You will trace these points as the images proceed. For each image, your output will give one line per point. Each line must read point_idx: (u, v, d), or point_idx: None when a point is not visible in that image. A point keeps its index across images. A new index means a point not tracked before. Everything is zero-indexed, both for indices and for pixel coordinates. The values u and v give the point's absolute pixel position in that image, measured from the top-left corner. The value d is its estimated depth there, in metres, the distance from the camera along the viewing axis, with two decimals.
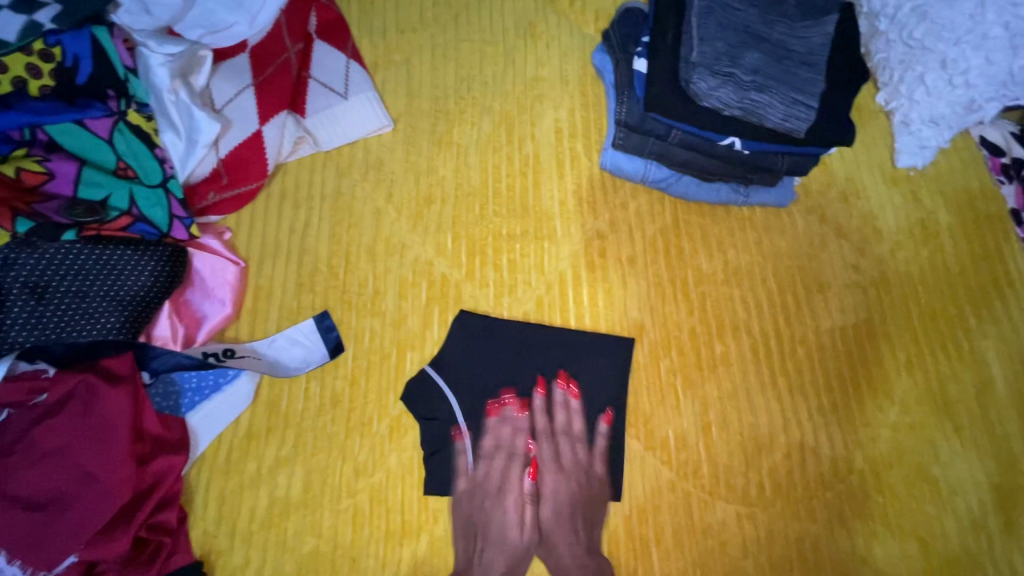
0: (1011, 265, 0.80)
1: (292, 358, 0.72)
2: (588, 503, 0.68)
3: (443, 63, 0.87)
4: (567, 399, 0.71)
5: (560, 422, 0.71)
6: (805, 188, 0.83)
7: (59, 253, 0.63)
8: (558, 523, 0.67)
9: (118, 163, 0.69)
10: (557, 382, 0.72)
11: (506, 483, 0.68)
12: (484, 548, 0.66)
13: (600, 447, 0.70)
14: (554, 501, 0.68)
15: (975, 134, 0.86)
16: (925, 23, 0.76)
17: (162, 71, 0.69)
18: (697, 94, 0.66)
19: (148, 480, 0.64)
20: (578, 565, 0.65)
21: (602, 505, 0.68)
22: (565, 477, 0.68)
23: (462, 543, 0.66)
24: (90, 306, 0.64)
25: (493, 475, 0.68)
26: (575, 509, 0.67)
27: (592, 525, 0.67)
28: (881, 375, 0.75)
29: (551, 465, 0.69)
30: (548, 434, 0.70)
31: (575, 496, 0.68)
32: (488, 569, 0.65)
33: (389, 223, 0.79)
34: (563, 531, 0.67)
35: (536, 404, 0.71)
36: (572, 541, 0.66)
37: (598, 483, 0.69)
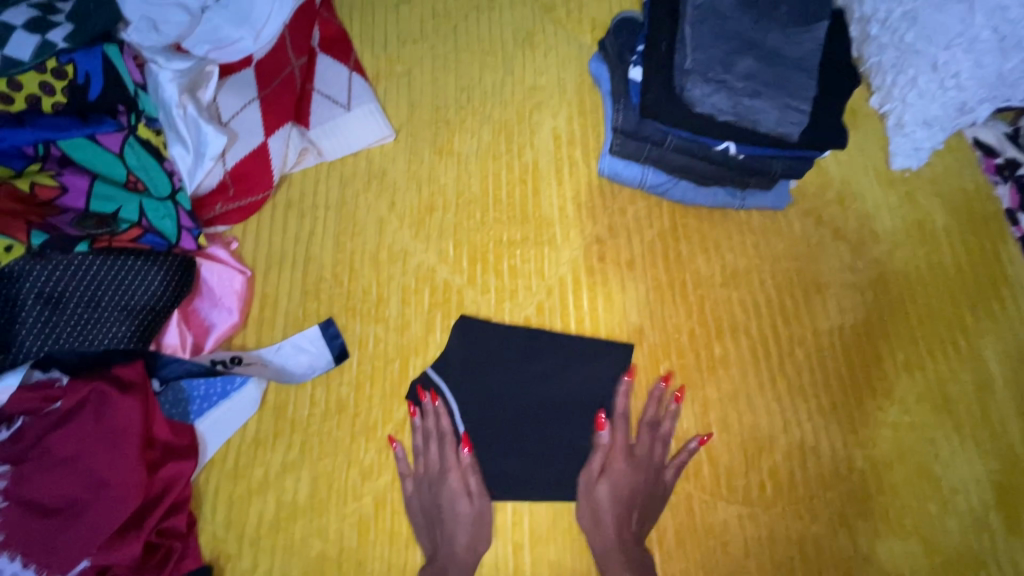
0: (1009, 265, 0.80)
1: (298, 365, 0.74)
2: (647, 494, 0.68)
3: (443, 73, 0.89)
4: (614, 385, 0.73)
5: (650, 412, 0.72)
6: (802, 191, 0.84)
7: (71, 264, 0.64)
8: (614, 505, 0.67)
9: (129, 176, 0.71)
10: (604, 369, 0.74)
11: (445, 462, 0.69)
12: (442, 526, 0.67)
13: (681, 457, 0.70)
14: (615, 484, 0.68)
15: (969, 136, 0.86)
16: (915, 27, 0.78)
17: (171, 87, 0.71)
18: (692, 100, 0.67)
19: (158, 486, 0.65)
20: (620, 549, 0.66)
21: (658, 498, 0.69)
22: (635, 465, 0.69)
23: (424, 527, 0.67)
24: (102, 316, 0.65)
25: (432, 460, 0.69)
26: (632, 491, 0.68)
27: (646, 517, 0.68)
28: (881, 375, 0.75)
29: (625, 449, 0.70)
30: (626, 420, 0.71)
31: (639, 487, 0.68)
32: (453, 545, 0.66)
33: (392, 231, 0.81)
34: (615, 514, 0.67)
35: (623, 387, 0.72)
36: (621, 526, 0.66)
37: (664, 477, 0.69)
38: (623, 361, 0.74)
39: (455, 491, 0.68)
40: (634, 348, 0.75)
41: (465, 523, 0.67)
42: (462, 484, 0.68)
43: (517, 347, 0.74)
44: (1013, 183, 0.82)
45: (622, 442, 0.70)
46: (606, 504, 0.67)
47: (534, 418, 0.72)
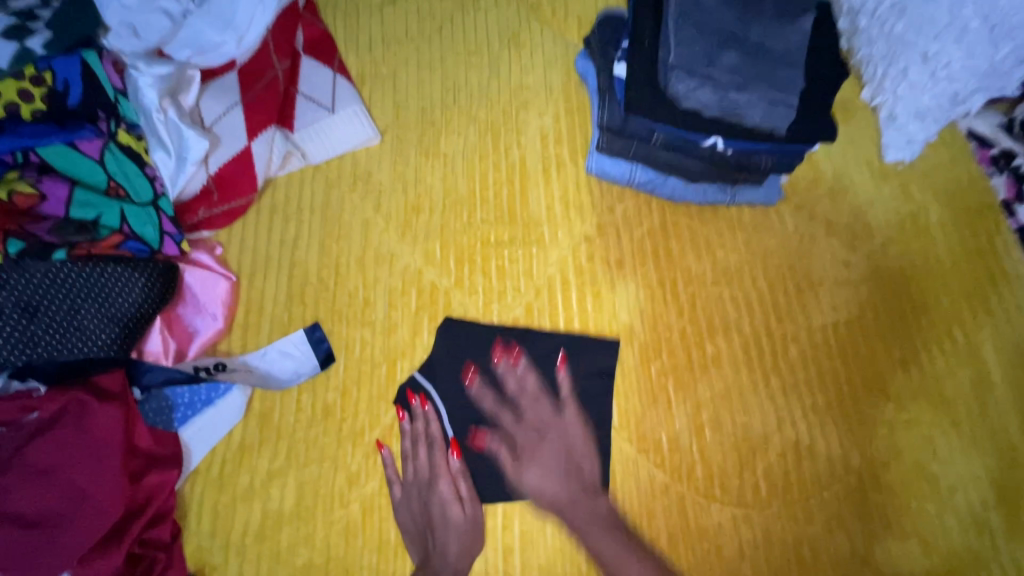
0: (1004, 257, 0.79)
1: (283, 370, 0.73)
2: (570, 451, 0.68)
3: (429, 74, 0.88)
4: (512, 363, 0.72)
5: (513, 387, 0.71)
6: (794, 186, 0.83)
7: (48, 273, 0.63)
8: (554, 482, 0.66)
9: (110, 183, 0.70)
10: (496, 355, 0.73)
11: (435, 469, 0.68)
12: (434, 532, 0.65)
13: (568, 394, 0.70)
14: (538, 463, 0.67)
15: (962, 127, 0.85)
16: (904, 19, 0.77)
17: (150, 92, 0.72)
18: (676, 96, 0.67)
19: (141, 496, 0.64)
20: (585, 510, 0.65)
21: (581, 445, 0.68)
22: (535, 438, 0.68)
23: (415, 533, 0.66)
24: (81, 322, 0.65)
25: (422, 466, 0.68)
26: (558, 458, 0.67)
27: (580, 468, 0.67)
28: (876, 373, 0.74)
29: (519, 437, 0.69)
30: (497, 408, 0.70)
31: (558, 448, 0.67)
32: (444, 552, 0.64)
33: (378, 233, 0.80)
34: (554, 484, 0.66)
35: (471, 388, 0.71)
36: (566, 487, 0.66)
37: (572, 430, 0.69)
38: (613, 361, 0.73)
39: (446, 499, 0.66)
40: (624, 348, 0.74)
41: (455, 531, 0.66)
42: (452, 491, 0.67)
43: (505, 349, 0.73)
44: (1009, 174, 0.81)
45: (515, 426, 0.69)
46: (537, 490, 0.66)
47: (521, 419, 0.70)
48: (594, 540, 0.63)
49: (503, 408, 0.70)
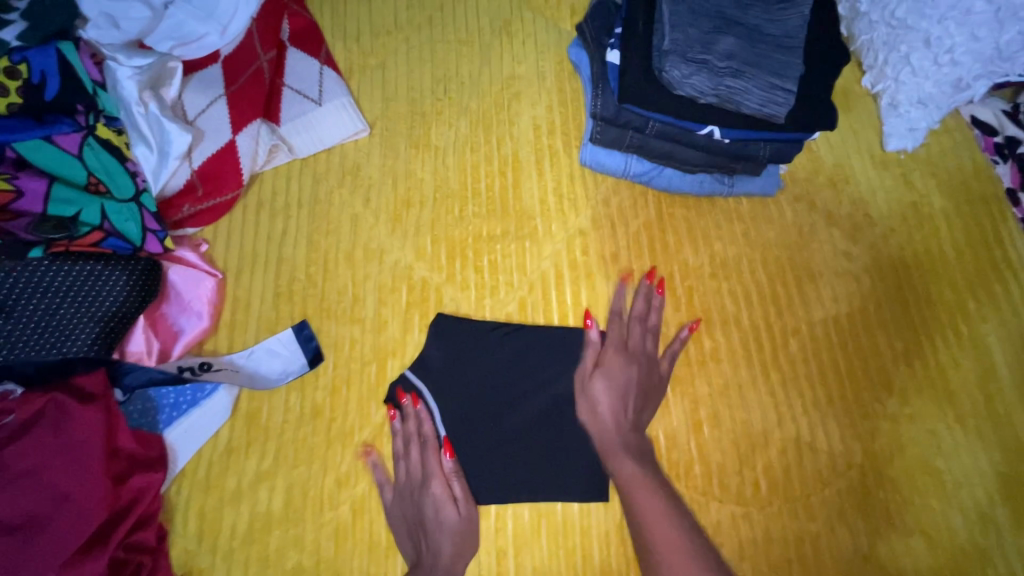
0: (1009, 247, 0.77)
1: (272, 369, 0.71)
2: (644, 388, 0.68)
3: (419, 65, 0.86)
4: (652, 293, 0.73)
5: (638, 309, 0.72)
6: (793, 176, 0.81)
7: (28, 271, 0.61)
8: (610, 397, 0.67)
9: (90, 179, 0.68)
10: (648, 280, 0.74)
11: (429, 469, 0.66)
12: (428, 534, 0.64)
13: (672, 347, 0.71)
14: (610, 376, 0.68)
15: (965, 114, 0.83)
16: (907, 2, 0.74)
17: (129, 84, 0.70)
18: (671, 83, 0.64)
19: (124, 499, 0.62)
20: (620, 433, 0.65)
21: (652, 389, 0.69)
22: (623, 359, 0.69)
23: (410, 532, 0.64)
24: (68, 320, 0.63)
25: (416, 466, 0.66)
26: (632, 387, 0.68)
27: (639, 409, 0.67)
28: (879, 366, 0.72)
29: (615, 344, 0.70)
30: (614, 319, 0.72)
31: (636, 375, 0.69)
32: (437, 555, 0.62)
33: (367, 228, 0.78)
34: (610, 396, 0.67)
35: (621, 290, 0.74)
36: (616, 411, 0.66)
37: (655, 375, 0.69)
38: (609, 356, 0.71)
39: (439, 500, 0.64)
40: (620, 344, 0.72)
41: (450, 534, 0.64)
42: (444, 491, 0.65)
43: (499, 344, 0.71)
44: (1013, 162, 0.79)
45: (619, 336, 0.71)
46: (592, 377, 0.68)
47: (514, 416, 0.68)
48: (619, 462, 0.62)
49: (496, 403, 0.69)
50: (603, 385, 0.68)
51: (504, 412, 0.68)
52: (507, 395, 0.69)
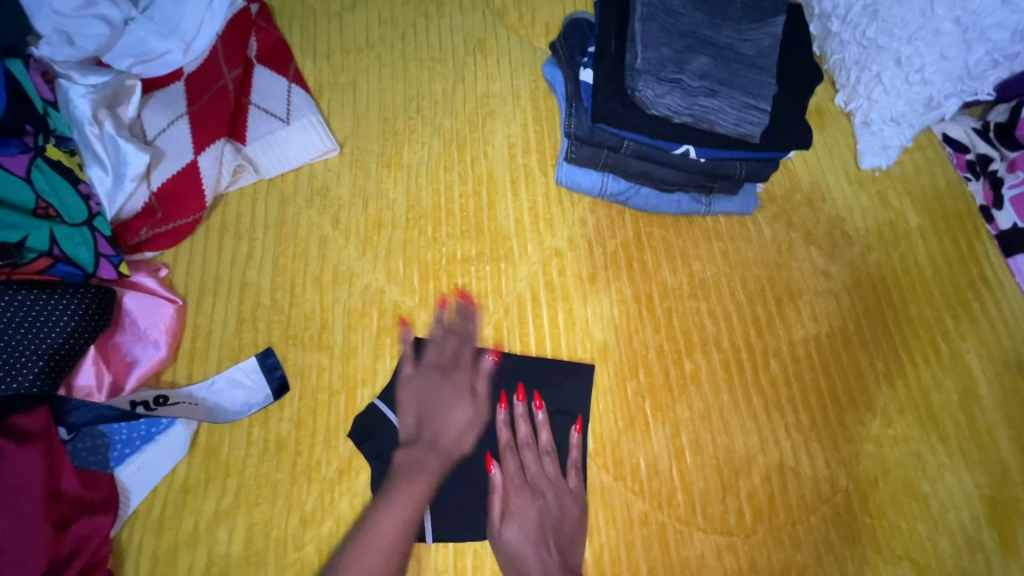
0: (985, 264, 0.77)
1: (233, 401, 0.67)
2: (559, 517, 0.63)
3: (391, 83, 0.84)
4: (531, 410, 0.67)
5: (524, 439, 0.66)
6: (770, 194, 0.80)
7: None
8: (529, 542, 0.62)
9: (38, 202, 0.64)
10: (519, 397, 0.68)
11: (465, 362, 0.69)
12: (431, 420, 0.66)
13: (572, 459, 0.66)
14: (520, 519, 0.63)
15: (937, 131, 0.83)
16: (876, 22, 0.74)
17: (83, 103, 0.68)
18: (645, 102, 0.63)
19: (68, 546, 0.58)
20: None
21: (572, 523, 0.63)
22: (527, 494, 0.64)
23: (412, 414, 0.67)
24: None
25: (451, 356, 0.69)
26: (544, 525, 0.63)
27: (565, 550, 0.62)
28: (861, 386, 0.71)
29: (514, 479, 0.64)
30: (506, 457, 0.65)
31: (544, 512, 0.63)
32: (433, 436, 0.65)
33: (337, 251, 0.75)
34: (526, 548, 0.62)
35: (500, 419, 0.66)
36: (538, 564, 0.61)
37: (567, 501, 0.64)
38: (588, 383, 0.69)
39: (453, 424, 0.66)
40: (598, 368, 0.70)
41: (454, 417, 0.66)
42: (468, 418, 0.66)
43: (471, 372, 0.68)
44: (985, 179, 0.79)
45: (519, 473, 0.65)
46: (460, 406, 0.67)
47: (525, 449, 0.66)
48: None
49: (470, 437, 0.66)
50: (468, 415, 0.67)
51: (481, 446, 0.65)
52: (436, 357, 0.70)
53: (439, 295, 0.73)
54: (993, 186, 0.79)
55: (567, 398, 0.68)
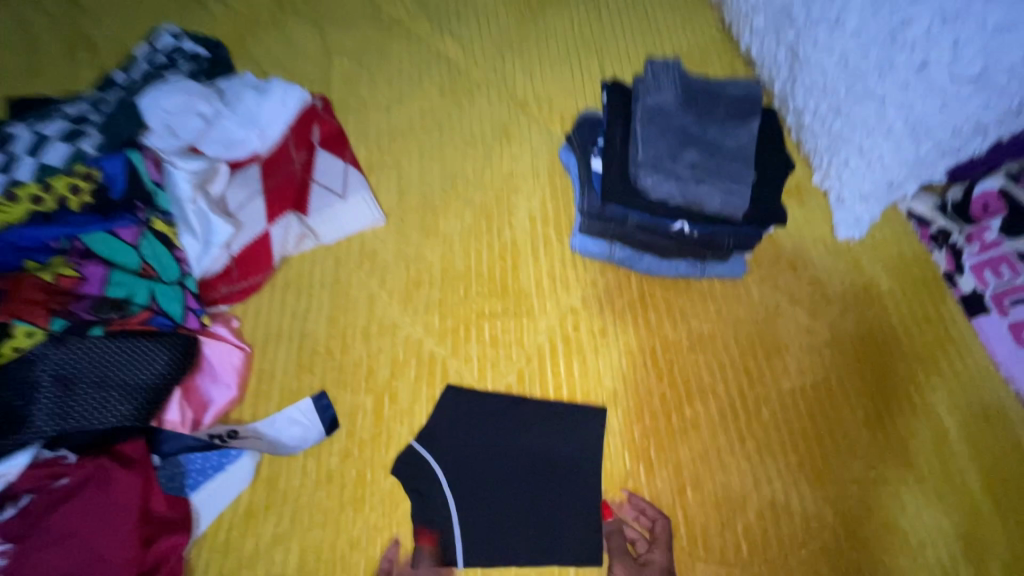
0: (952, 324, 0.87)
1: (291, 436, 0.77)
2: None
3: (430, 163, 0.99)
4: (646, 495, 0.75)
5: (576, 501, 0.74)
6: (758, 260, 0.92)
7: (68, 351, 0.69)
8: None
9: (141, 264, 0.78)
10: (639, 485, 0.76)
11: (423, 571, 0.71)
12: None
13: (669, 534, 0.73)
14: None
15: (903, 208, 0.96)
16: (840, 118, 0.89)
17: (185, 185, 0.81)
18: (645, 188, 0.77)
19: (151, 561, 0.66)
20: None
21: None
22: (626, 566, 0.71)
23: None
24: (85, 399, 0.69)
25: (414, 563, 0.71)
26: None
27: None
28: (842, 432, 0.80)
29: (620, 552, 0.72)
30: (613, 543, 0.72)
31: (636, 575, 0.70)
32: None
33: (382, 306, 0.87)
34: None
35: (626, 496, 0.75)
36: None
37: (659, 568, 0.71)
38: (600, 426, 0.78)
39: None
40: (608, 412, 0.80)
41: None
42: None
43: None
44: (947, 249, 0.91)
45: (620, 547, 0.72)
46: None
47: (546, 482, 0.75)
48: None
49: (496, 472, 0.75)
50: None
51: (507, 480, 0.75)
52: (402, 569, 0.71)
53: (469, 345, 0.84)
54: (954, 256, 0.90)
55: (582, 440, 0.77)
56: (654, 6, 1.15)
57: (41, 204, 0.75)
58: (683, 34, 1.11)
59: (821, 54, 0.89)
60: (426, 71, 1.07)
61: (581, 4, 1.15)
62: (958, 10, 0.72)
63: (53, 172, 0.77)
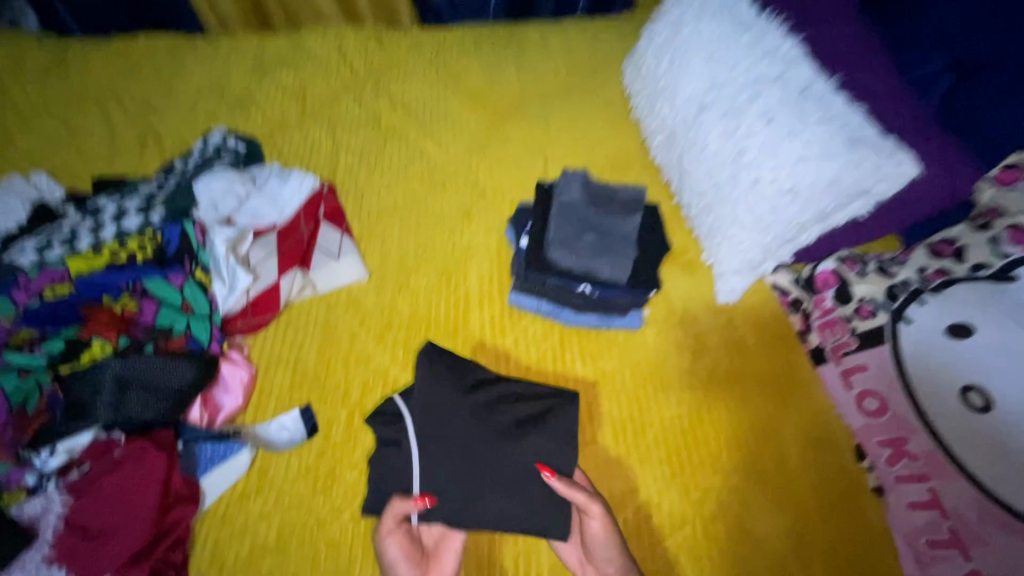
0: (800, 373, 1.13)
1: (280, 438, 0.99)
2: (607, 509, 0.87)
3: (407, 234, 1.28)
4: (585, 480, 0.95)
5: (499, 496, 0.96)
6: (654, 317, 1.18)
7: (127, 363, 0.94)
8: (594, 526, 0.86)
9: (183, 302, 1.06)
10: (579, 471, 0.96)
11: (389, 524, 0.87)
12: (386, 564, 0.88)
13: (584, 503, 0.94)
14: (589, 513, 0.86)
15: (769, 280, 1.24)
16: (711, 213, 1.20)
17: (222, 245, 1.10)
18: (551, 260, 1.06)
19: (166, 523, 0.88)
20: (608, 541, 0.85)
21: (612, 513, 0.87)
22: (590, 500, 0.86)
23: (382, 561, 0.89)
24: (135, 399, 0.94)
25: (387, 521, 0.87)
26: (607, 512, 0.86)
27: (613, 523, 0.87)
28: (709, 452, 1.03)
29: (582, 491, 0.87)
30: (587, 499, 0.86)
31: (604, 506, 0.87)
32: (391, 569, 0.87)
33: (360, 341, 1.12)
34: (597, 525, 0.86)
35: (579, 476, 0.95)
36: (603, 529, 0.85)
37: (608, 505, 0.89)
38: (536, 425, 0.94)
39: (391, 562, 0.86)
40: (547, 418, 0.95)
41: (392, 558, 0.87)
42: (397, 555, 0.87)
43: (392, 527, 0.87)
44: (801, 313, 1.18)
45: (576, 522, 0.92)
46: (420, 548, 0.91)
47: None
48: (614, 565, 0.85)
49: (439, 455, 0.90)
50: (412, 563, 0.87)
51: (450, 466, 0.89)
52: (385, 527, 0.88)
53: None
54: (804, 318, 1.17)
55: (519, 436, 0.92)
56: (590, 121, 1.49)
57: (116, 257, 1.08)
58: (609, 144, 1.44)
59: (695, 167, 1.22)
60: (410, 165, 1.40)
61: (535, 119, 1.49)
62: (773, 145, 1.06)
63: (128, 236, 1.10)
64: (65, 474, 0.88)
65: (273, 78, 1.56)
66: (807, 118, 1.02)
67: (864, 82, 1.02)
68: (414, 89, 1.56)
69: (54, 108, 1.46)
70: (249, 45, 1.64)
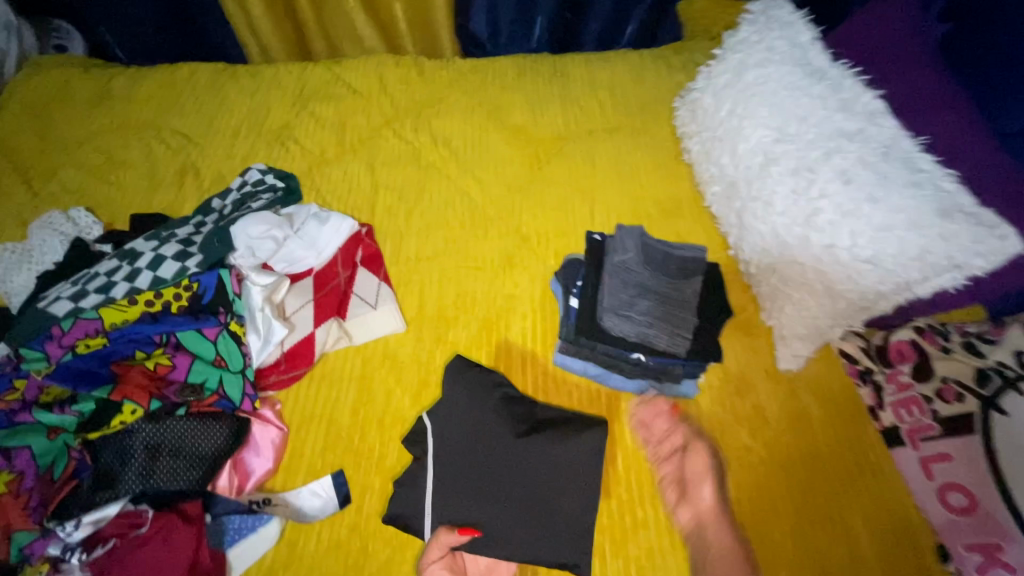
0: (877, 454, 1.02)
1: (311, 507, 0.93)
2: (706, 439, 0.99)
3: (446, 280, 1.21)
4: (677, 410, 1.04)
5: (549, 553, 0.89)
6: (709, 383, 1.10)
7: (158, 427, 0.93)
8: (696, 459, 0.95)
9: (216, 356, 1.04)
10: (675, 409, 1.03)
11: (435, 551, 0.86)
12: None
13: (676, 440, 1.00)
14: (693, 452, 0.96)
15: (834, 346, 1.12)
16: (776, 273, 1.10)
17: (258, 296, 1.07)
18: (608, 325, 1.07)
19: None
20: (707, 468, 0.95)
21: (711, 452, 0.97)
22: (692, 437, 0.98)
23: None
24: (164, 465, 0.91)
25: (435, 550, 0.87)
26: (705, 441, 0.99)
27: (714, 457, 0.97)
28: (770, 541, 0.94)
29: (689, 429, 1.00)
30: (689, 436, 0.98)
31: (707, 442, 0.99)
32: None
33: (395, 401, 1.05)
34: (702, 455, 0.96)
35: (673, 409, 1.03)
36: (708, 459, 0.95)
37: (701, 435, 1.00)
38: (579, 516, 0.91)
39: None
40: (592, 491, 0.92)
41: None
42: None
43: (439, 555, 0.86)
44: (871, 385, 1.06)
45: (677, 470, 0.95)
46: None
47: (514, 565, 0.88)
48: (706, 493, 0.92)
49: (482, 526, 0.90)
50: None
51: None
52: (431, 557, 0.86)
53: None
54: (876, 392, 1.05)
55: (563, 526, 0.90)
56: (639, 163, 1.42)
57: (151, 307, 1.06)
58: (659, 188, 1.37)
59: (759, 224, 1.13)
60: (451, 206, 1.34)
61: (581, 158, 1.42)
62: (851, 208, 0.97)
63: (163, 284, 1.07)
64: (90, 550, 0.84)
65: (313, 111, 1.53)
66: (890, 182, 0.93)
67: (953, 145, 0.92)
68: (456, 124, 1.51)
69: (95, 139, 1.45)
70: (290, 76, 1.62)
